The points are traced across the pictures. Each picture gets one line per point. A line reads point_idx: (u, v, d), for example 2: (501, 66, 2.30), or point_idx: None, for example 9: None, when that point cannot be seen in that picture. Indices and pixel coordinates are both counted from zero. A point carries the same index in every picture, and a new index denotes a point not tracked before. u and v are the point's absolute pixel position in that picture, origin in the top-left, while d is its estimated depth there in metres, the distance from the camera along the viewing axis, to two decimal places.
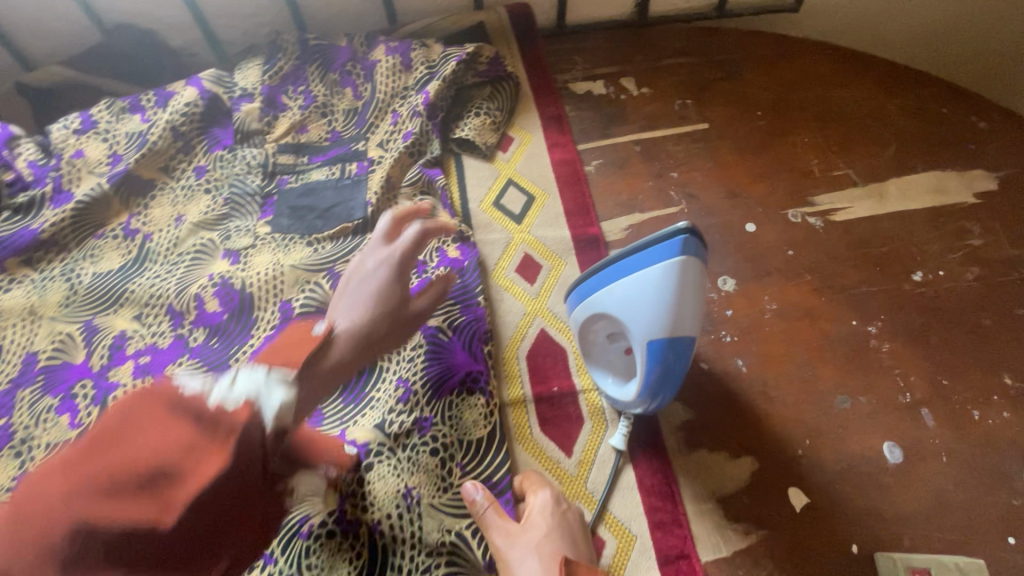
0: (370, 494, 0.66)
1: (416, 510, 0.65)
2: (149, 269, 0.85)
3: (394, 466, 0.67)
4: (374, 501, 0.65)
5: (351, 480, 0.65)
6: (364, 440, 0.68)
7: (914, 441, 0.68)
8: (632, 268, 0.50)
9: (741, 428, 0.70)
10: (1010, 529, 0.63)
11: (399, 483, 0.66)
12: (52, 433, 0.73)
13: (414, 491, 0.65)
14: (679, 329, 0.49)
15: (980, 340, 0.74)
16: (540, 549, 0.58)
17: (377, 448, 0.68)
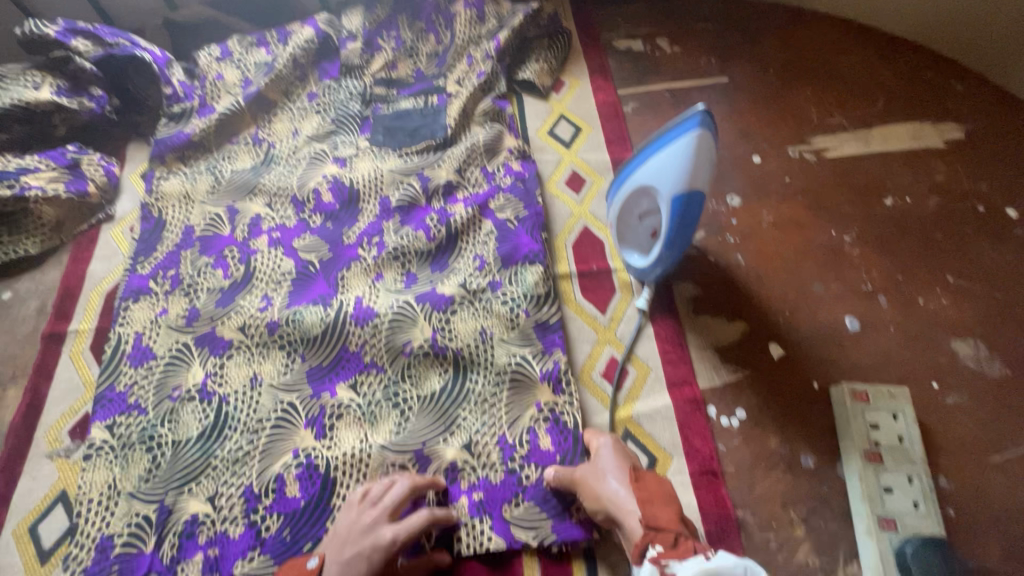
0: (455, 329, 0.88)
1: (489, 343, 0.87)
2: (274, 169, 1.07)
3: (474, 312, 0.89)
4: (457, 334, 0.88)
5: (440, 318, 0.89)
6: (450, 293, 0.91)
7: (870, 316, 0.89)
8: (664, 142, 0.70)
9: (737, 302, 0.91)
10: (935, 377, 0.83)
11: (477, 323, 0.88)
12: (210, 281, 0.96)
13: (489, 330, 0.88)
14: (694, 185, 0.70)
15: (930, 248, 0.94)
16: (613, 476, 0.72)
17: (459, 299, 0.90)
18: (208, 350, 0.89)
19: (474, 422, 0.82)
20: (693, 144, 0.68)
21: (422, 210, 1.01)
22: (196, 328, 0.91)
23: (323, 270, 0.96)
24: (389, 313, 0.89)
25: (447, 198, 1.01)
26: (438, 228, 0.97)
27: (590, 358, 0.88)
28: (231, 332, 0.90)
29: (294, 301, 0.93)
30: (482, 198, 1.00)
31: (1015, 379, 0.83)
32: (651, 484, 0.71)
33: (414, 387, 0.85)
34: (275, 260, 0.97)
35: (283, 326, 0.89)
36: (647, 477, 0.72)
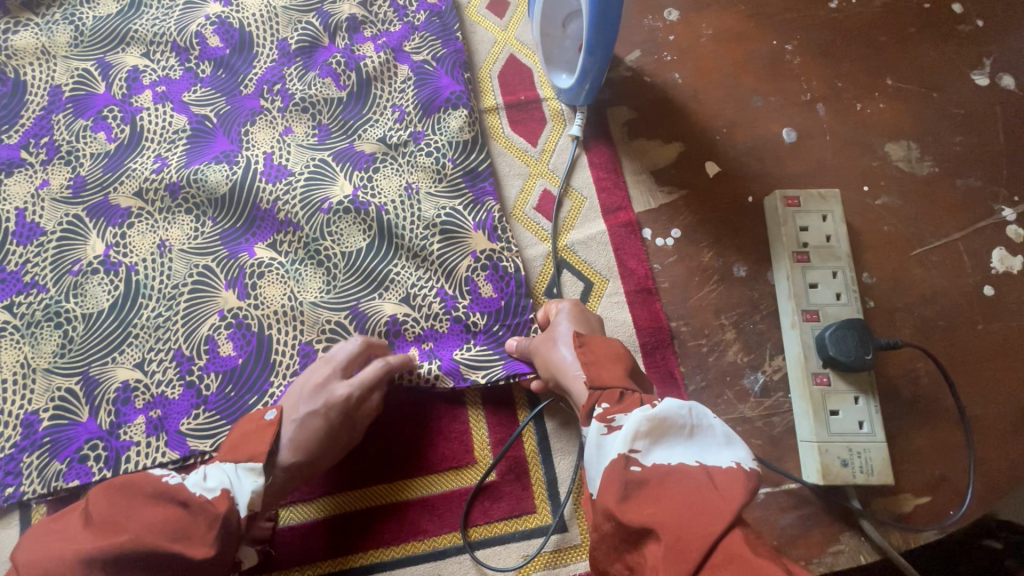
0: (377, 186, 0.81)
1: (416, 198, 0.80)
2: (146, 12, 0.91)
3: (398, 168, 0.82)
4: (381, 191, 0.81)
5: (361, 176, 0.81)
6: (370, 151, 0.83)
7: (807, 126, 0.86)
8: None
9: (674, 124, 0.86)
10: (866, 182, 0.83)
11: (401, 179, 0.81)
12: (93, 146, 0.85)
13: (414, 185, 0.81)
14: None
15: (872, 52, 0.90)
16: (564, 341, 0.68)
17: (381, 156, 0.83)
18: (105, 220, 0.81)
19: (408, 277, 0.77)
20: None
21: (326, 50, 0.88)
22: (86, 198, 0.82)
23: (222, 125, 0.85)
24: (305, 170, 0.82)
25: (352, 35, 0.88)
26: (347, 73, 0.86)
27: (522, 193, 0.83)
28: (128, 199, 0.82)
29: (194, 161, 0.83)
30: (395, 40, 0.87)
31: (943, 176, 0.83)
32: (601, 343, 0.65)
33: (337, 245, 0.79)
34: (164, 118, 0.86)
35: (185, 188, 0.81)
36: (597, 339, 0.65)
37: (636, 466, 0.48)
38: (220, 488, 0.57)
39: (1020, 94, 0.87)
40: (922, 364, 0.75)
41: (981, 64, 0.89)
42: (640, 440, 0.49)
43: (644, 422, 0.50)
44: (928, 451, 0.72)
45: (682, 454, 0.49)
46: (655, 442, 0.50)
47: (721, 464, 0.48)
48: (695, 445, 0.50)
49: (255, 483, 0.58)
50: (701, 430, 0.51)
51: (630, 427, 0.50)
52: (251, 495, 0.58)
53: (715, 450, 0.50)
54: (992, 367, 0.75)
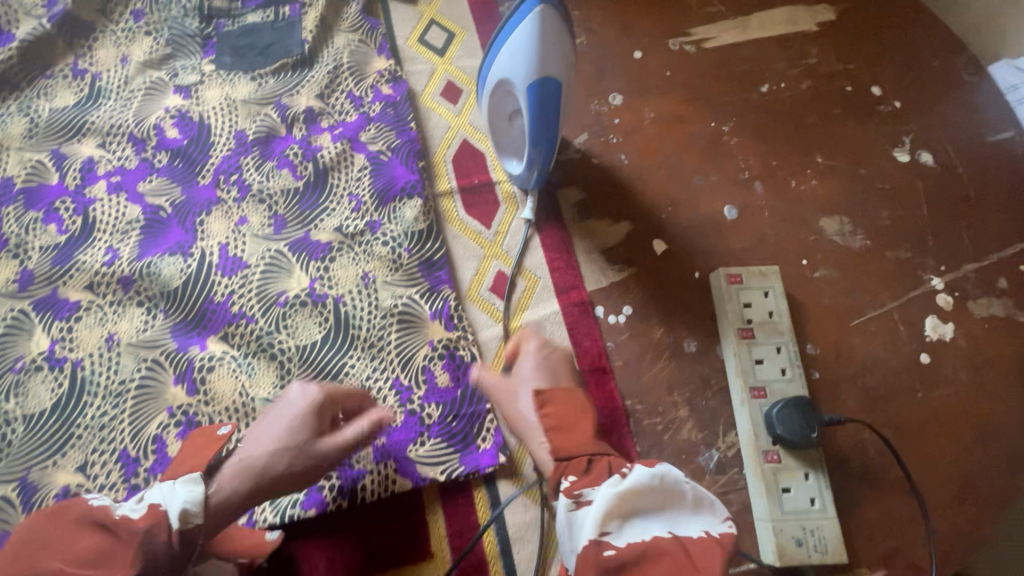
0: (334, 277, 0.82)
1: (372, 288, 0.82)
2: (104, 104, 0.93)
3: (353, 257, 0.83)
4: (337, 281, 0.82)
5: (317, 267, 0.82)
6: (326, 241, 0.84)
7: (747, 202, 0.91)
8: (508, 32, 0.67)
9: (622, 203, 0.90)
10: (804, 255, 0.87)
11: (358, 269, 0.83)
12: (43, 238, 0.84)
13: (371, 274, 0.82)
14: (546, 72, 0.66)
15: (803, 132, 0.96)
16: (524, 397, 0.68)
17: (338, 245, 0.84)
18: (51, 313, 0.80)
19: (363, 369, 0.78)
20: (535, 22, 0.64)
21: (283, 140, 0.91)
22: (33, 291, 0.81)
23: (176, 214, 0.86)
24: (261, 263, 0.82)
25: (309, 125, 0.92)
26: (304, 165, 0.89)
27: (477, 274, 0.85)
28: (78, 292, 0.81)
29: (147, 250, 0.83)
30: (352, 131, 0.91)
31: (875, 248, 0.88)
32: (566, 400, 0.67)
33: (291, 337, 0.79)
34: (117, 208, 0.86)
35: (138, 279, 0.81)
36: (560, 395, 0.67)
37: (608, 550, 0.51)
38: (149, 504, 0.53)
39: (939, 169, 0.94)
40: (866, 435, 0.77)
41: (901, 141, 0.96)
42: (610, 521, 0.52)
43: (612, 500, 0.53)
44: (879, 522, 0.74)
45: (651, 527, 0.53)
46: (625, 520, 0.53)
47: (691, 534, 0.52)
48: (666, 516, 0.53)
49: (187, 494, 0.54)
50: (671, 497, 0.55)
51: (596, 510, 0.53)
52: (181, 507, 0.53)
53: (685, 522, 0.53)
54: (934, 435, 0.78)
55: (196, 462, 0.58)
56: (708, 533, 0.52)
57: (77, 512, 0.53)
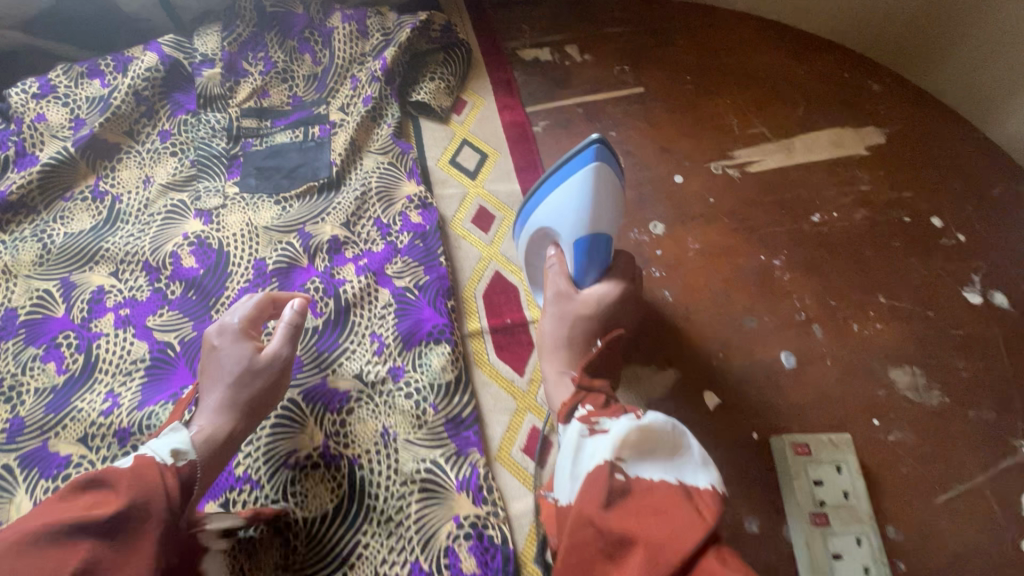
0: (352, 433, 0.74)
1: (393, 446, 0.73)
2: (121, 228, 0.89)
3: (374, 410, 0.76)
4: (355, 438, 0.74)
5: (334, 421, 0.74)
6: (344, 389, 0.77)
7: (805, 349, 0.82)
8: (563, 177, 0.71)
9: (668, 347, 0.82)
10: (876, 414, 0.78)
11: (378, 423, 0.75)
12: (40, 379, 0.77)
13: (391, 430, 0.74)
14: (598, 228, 0.69)
15: (861, 268, 0.89)
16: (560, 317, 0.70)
17: (357, 395, 0.77)
18: (37, 471, 0.72)
19: (377, 550, 0.68)
20: (591, 174, 0.68)
21: (304, 271, 0.86)
22: (20, 442, 0.73)
23: (185, 354, 0.80)
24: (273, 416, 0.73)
25: (333, 255, 0.87)
26: (325, 300, 0.82)
27: (508, 431, 0.76)
28: (69, 445, 0.73)
29: (149, 399, 0.76)
30: (377, 263, 0.86)
31: (955, 406, 0.79)
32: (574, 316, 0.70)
33: (299, 508, 0.69)
34: (123, 345, 0.80)
35: (135, 433, 0.73)
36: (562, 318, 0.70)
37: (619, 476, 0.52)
38: (137, 451, 0.56)
39: (1015, 313, 0.86)
40: None
41: (970, 280, 0.88)
42: (624, 449, 0.53)
43: (631, 432, 0.54)
44: None
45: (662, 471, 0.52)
46: (639, 454, 0.52)
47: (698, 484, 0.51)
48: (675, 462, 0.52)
49: None
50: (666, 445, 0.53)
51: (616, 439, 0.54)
52: (169, 449, 0.58)
53: (691, 470, 0.52)
54: None
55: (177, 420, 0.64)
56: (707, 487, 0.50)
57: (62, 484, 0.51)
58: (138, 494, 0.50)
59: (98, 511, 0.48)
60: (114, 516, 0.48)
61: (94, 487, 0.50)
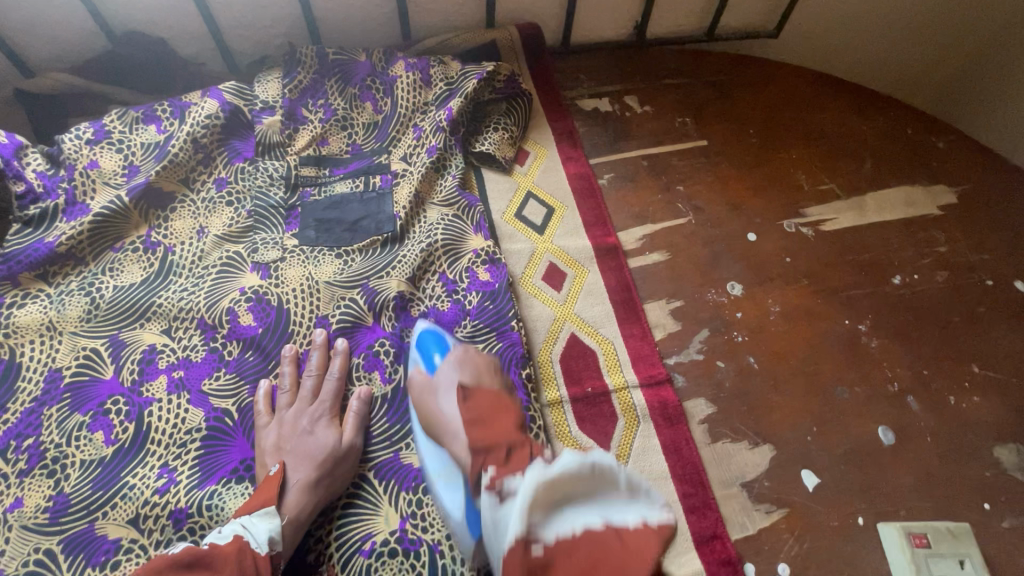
0: (430, 515, 0.68)
1: None
2: (174, 282, 0.84)
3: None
4: (434, 521, 0.68)
5: (409, 500, 0.69)
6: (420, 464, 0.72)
7: (903, 423, 0.78)
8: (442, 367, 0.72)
9: (758, 420, 0.78)
10: (986, 497, 0.73)
11: None
12: (87, 451, 0.71)
13: None
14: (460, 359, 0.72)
15: (950, 335, 0.86)
16: (448, 396, 0.68)
17: None
18: (83, 557, 0.65)
19: None
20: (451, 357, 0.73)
21: (371, 331, 0.81)
22: (65, 524, 0.67)
23: (243, 423, 0.75)
24: (343, 494, 0.69)
25: (399, 314, 0.82)
26: (395, 366, 0.79)
27: None
28: (119, 526, 0.67)
29: (208, 474, 0.71)
30: (446, 325, 0.81)
31: None
32: (485, 396, 0.65)
33: None
34: (176, 412, 0.75)
35: (194, 515, 0.67)
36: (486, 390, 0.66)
37: (536, 548, 0.49)
38: (234, 534, 0.58)
39: None
40: None
41: None
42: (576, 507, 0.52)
43: (541, 489, 0.51)
44: None
45: (584, 518, 0.51)
46: (551, 513, 0.51)
47: (628, 523, 0.51)
48: (604, 504, 0.53)
49: (269, 524, 0.60)
50: (603, 481, 0.53)
51: (527, 498, 0.51)
52: (268, 536, 0.59)
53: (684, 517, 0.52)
54: None
55: (266, 496, 0.63)
56: (644, 522, 0.51)
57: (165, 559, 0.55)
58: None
59: None
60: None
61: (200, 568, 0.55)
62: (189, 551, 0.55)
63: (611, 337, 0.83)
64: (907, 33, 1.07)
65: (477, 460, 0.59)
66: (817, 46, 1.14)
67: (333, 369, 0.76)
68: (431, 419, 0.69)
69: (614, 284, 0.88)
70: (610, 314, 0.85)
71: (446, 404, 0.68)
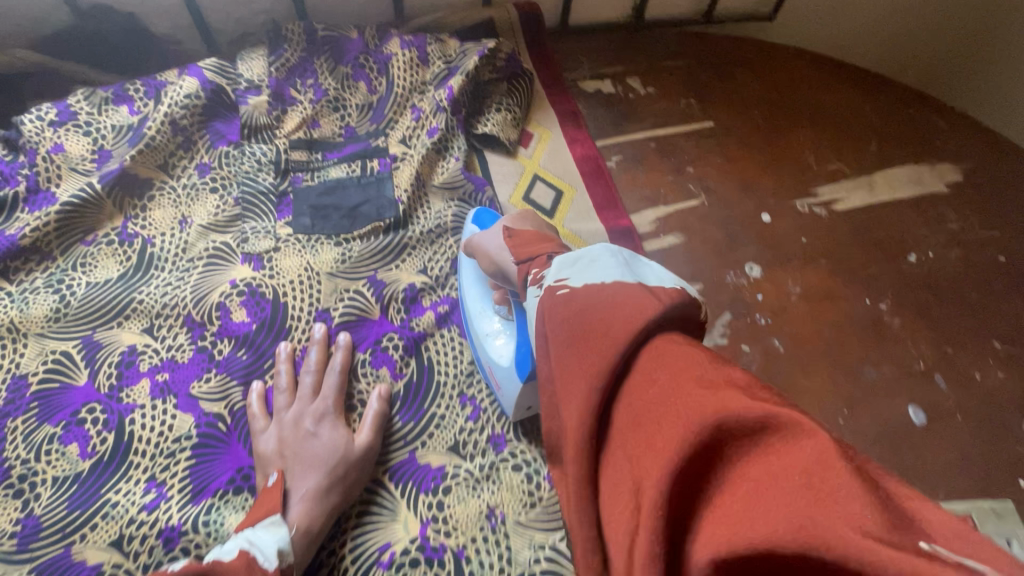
0: (452, 518, 0.63)
1: (502, 531, 0.62)
2: (156, 276, 0.76)
3: (474, 487, 0.65)
4: (457, 525, 0.63)
5: (429, 503, 0.64)
6: (438, 464, 0.67)
7: (932, 401, 0.76)
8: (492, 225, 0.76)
9: (790, 404, 0.75)
10: (1021, 473, 0.72)
11: (481, 503, 0.64)
12: (61, 466, 0.63)
13: (498, 510, 0.64)
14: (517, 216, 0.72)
15: (969, 311, 0.84)
16: (495, 235, 0.68)
17: (453, 471, 0.66)
18: None
19: None
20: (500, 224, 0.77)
21: (377, 324, 0.75)
22: (37, 551, 0.59)
23: (239, 428, 0.68)
24: (357, 502, 0.63)
25: (408, 306, 0.77)
26: (406, 360, 0.73)
27: None
28: (101, 550, 0.59)
29: (202, 487, 0.64)
30: (460, 314, 0.78)
31: None
32: (529, 232, 0.61)
33: None
34: (162, 420, 0.67)
35: (188, 532, 0.60)
36: (532, 228, 0.65)
37: (563, 290, 0.46)
38: (238, 548, 0.50)
39: None
40: None
41: None
42: (568, 276, 0.47)
43: (566, 261, 0.50)
44: None
45: (618, 275, 0.45)
46: (584, 271, 0.47)
47: (662, 283, 0.45)
48: (634, 274, 0.46)
49: (276, 535, 0.53)
50: (630, 268, 0.48)
51: (554, 270, 0.50)
52: (276, 547, 0.52)
53: (653, 278, 0.46)
54: None
55: (269, 505, 0.57)
56: (683, 286, 0.45)
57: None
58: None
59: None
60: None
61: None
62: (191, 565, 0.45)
63: None
64: (894, 22, 1.08)
65: (523, 269, 0.56)
66: (816, 28, 1.13)
67: (335, 364, 0.70)
68: (489, 256, 0.68)
69: None
70: None
71: (491, 239, 0.69)
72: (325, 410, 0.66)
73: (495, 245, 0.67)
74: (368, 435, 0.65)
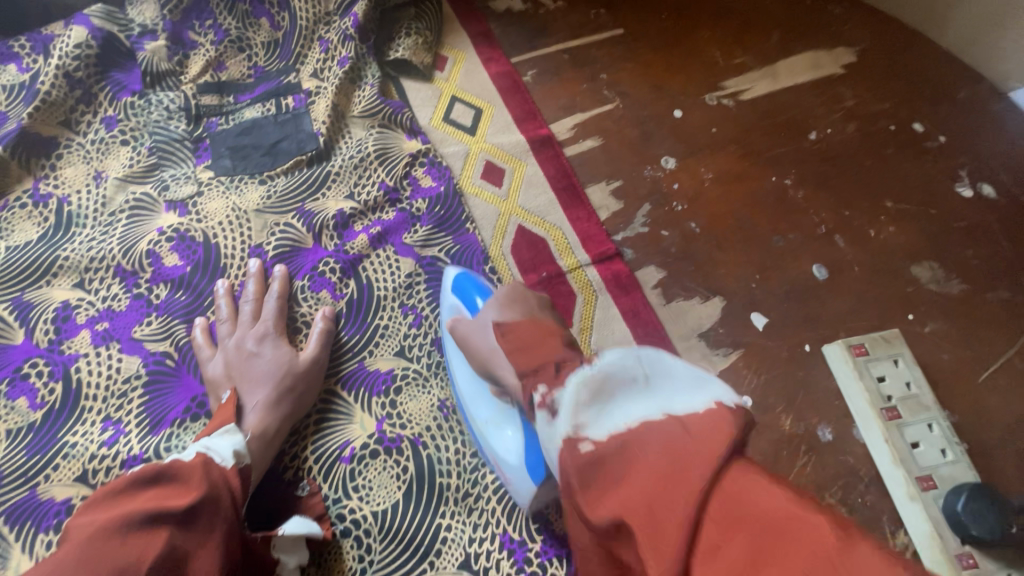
0: (405, 412, 0.68)
1: (455, 418, 0.68)
2: (78, 233, 0.75)
3: (423, 384, 0.70)
4: (410, 417, 0.68)
5: (382, 403, 0.68)
6: (387, 369, 0.71)
7: (833, 259, 0.84)
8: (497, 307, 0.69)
9: (708, 277, 0.82)
10: (909, 309, 0.81)
11: (432, 397, 0.69)
12: (11, 420, 0.64)
13: (448, 402, 0.69)
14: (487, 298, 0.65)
15: (865, 177, 0.92)
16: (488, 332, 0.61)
17: (402, 373, 0.71)
18: (29, 525, 0.59)
19: (464, 529, 0.62)
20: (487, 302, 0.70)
21: (311, 252, 0.77)
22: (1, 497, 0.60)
23: (187, 361, 0.70)
24: (313, 410, 0.67)
25: (341, 232, 0.79)
26: (344, 281, 0.76)
27: None
28: (66, 486, 0.61)
29: (159, 420, 0.66)
30: (392, 230, 0.80)
31: (975, 291, 0.82)
32: (525, 326, 0.56)
33: (367, 500, 0.63)
34: (108, 364, 0.68)
35: (150, 459, 0.63)
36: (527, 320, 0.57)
37: (585, 446, 0.42)
38: (196, 451, 0.53)
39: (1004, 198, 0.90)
40: None
41: (959, 176, 0.92)
42: (584, 412, 0.44)
43: (582, 388, 0.45)
44: None
45: (644, 408, 0.44)
46: (600, 409, 0.44)
47: (696, 409, 0.42)
48: (658, 394, 0.45)
49: (233, 440, 0.56)
50: (661, 378, 0.46)
51: (570, 404, 0.45)
52: (233, 450, 0.55)
53: (682, 395, 0.44)
54: None
55: (224, 417, 0.60)
56: (718, 404, 0.42)
57: (122, 479, 0.48)
58: (208, 485, 0.50)
59: (177, 503, 0.46)
60: (189, 510, 0.46)
61: (165, 482, 0.49)
62: (149, 467, 0.49)
63: (558, 224, 0.85)
64: None
65: (527, 387, 0.50)
66: None
67: (273, 291, 0.72)
68: (479, 359, 0.63)
69: (553, 172, 0.89)
70: (554, 202, 0.86)
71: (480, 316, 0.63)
72: (269, 331, 0.68)
73: (484, 343, 0.62)
74: (316, 349, 0.68)
